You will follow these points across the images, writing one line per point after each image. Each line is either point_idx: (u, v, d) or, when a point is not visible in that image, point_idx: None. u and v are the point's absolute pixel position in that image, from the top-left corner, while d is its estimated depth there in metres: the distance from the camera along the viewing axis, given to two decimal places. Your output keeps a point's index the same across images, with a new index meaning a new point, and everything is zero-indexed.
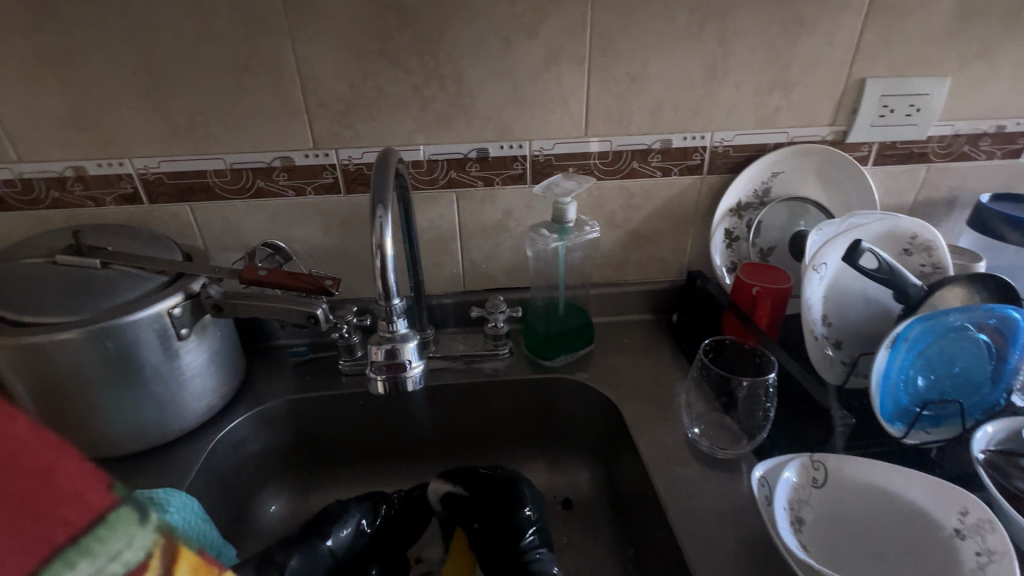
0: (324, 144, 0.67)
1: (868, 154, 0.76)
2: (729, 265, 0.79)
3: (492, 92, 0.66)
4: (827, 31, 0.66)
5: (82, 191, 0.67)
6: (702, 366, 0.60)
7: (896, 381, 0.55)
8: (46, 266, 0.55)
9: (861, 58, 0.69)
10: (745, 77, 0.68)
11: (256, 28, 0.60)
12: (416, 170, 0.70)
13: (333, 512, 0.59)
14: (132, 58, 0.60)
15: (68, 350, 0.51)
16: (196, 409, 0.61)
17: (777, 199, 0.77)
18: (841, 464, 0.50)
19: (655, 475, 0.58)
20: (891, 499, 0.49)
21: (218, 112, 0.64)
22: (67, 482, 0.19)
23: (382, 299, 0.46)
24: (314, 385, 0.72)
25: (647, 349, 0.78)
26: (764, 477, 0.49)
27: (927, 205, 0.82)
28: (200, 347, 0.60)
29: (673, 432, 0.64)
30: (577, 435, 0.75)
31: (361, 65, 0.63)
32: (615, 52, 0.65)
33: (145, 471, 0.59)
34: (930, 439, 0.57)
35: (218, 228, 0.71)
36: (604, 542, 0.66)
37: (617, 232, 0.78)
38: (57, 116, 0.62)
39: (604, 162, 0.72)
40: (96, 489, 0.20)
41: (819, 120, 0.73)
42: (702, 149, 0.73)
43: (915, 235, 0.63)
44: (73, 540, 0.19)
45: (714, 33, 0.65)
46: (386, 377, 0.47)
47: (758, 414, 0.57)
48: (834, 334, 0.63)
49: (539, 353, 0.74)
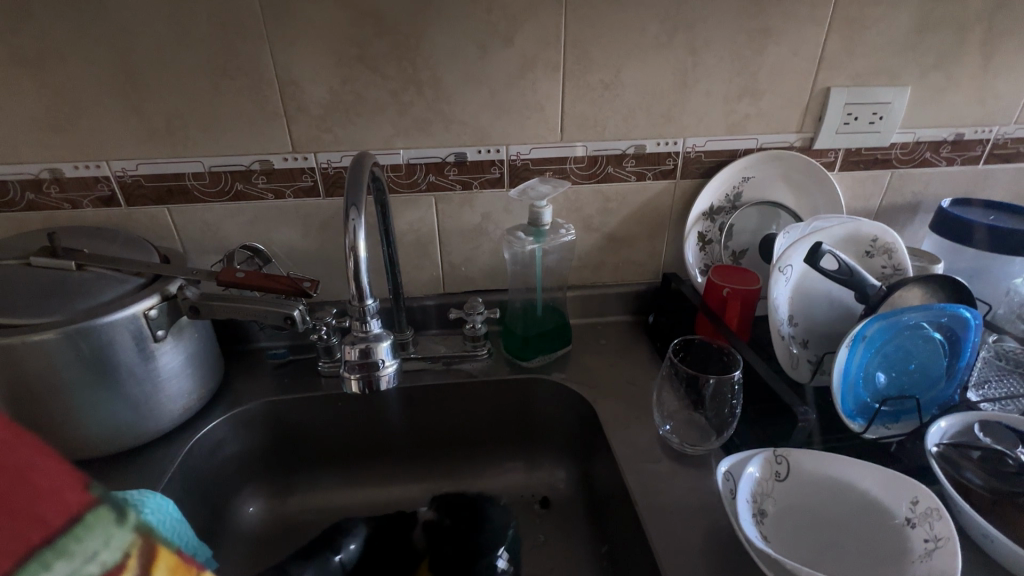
0: (303, 148, 0.68)
1: (834, 160, 0.79)
2: (703, 267, 0.81)
3: (469, 97, 0.68)
4: (792, 42, 0.69)
5: (58, 193, 0.67)
6: (672, 365, 0.61)
7: (856, 378, 0.57)
8: (19, 268, 0.55)
9: (826, 68, 0.71)
10: (714, 85, 0.71)
11: (235, 33, 0.61)
12: (395, 173, 0.71)
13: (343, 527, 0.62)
14: (109, 62, 0.61)
15: (42, 353, 0.51)
16: (172, 410, 0.62)
17: (748, 203, 0.80)
18: (803, 458, 0.52)
19: (628, 472, 0.60)
20: (848, 491, 0.51)
21: (196, 116, 0.65)
22: (43, 479, 0.19)
23: (356, 300, 0.47)
24: (293, 387, 0.72)
25: (623, 350, 0.80)
26: (729, 471, 0.51)
27: (891, 210, 0.85)
28: (176, 348, 0.60)
29: (646, 430, 0.65)
30: (554, 435, 0.76)
31: (339, 70, 0.64)
32: (589, 61, 0.67)
33: (120, 473, 0.59)
34: (889, 434, 0.59)
35: (197, 231, 0.72)
36: (580, 540, 0.68)
37: (593, 235, 0.80)
38: (33, 117, 0.62)
39: (580, 167, 0.74)
40: (74, 488, 0.19)
41: (786, 127, 0.75)
42: (675, 154, 0.75)
43: (876, 238, 0.66)
44: (48, 541, 0.18)
45: (684, 43, 0.68)
46: (359, 375, 0.48)
47: (725, 410, 0.59)
48: (800, 333, 0.65)
49: (517, 354, 0.75)
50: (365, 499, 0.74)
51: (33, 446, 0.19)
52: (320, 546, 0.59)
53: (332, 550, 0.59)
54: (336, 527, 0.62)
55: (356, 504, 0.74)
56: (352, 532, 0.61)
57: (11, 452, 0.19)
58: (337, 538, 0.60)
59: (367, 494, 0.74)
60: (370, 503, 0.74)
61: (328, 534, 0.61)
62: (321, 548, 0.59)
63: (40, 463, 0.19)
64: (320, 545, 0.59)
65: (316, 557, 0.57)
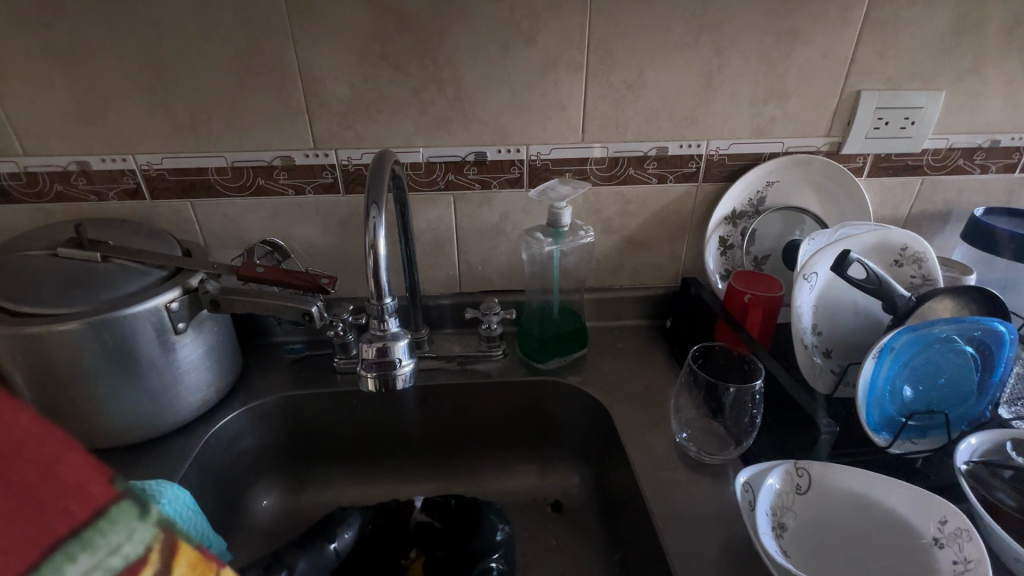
0: (325, 145, 0.68)
1: (862, 166, 0.77)
2: (723, 273, 0.79)
3: (491, 96, 0.67)
4: (822, 44, 0.67)
5: (85, 185, 0.68)
6: (691, 371, 0.60)
7: (881, 391, 0.55)
8: (47, 259, 0.56)
9: (856, 71, 0.70)
10: (740, 86, 0.69)
11: (260, 30, 0.61)
12: (415, 171, 0.71)
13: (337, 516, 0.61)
14: (137, 57, 0.61)
15: (67, 342, 0.52)
16: (191, 402, 0.62)
17: (772, 208, 0.78)
18: (824, 471, 0.51)
19: (643, 478, 0.59)
20: (872, 507, 0.49)
21: (220, 111, 0.65)
22: (70, 472, 0.19)
23: (374, 297, 0.46)
24: (309, 382, 0.73)
25: (640, 354, 0.79)
26: (748, 483, 0.50)
27: (921, 218, 0.82)
28: (196, 341, 0.61)
29: (662, 437, 0.64)
30: (568, 439, 0.75)
31: (362, 67, 0.64)
32: (612, 61, 0.66)
33: (138, 462, 0.60)
34: (915, 449, 0.57)
35: (219, 225, 0.72)
36: (592, 546, 0.67)
37: (612, 237, 0.79)
38: (63, 111, 0.63)
39: (601, 168, 0.73)
40: (99, 481, 0.19)
41: (813, 131, 0.73)
42: (698, 157, 0.74)
43: (906, 246, 0.64)
44: (74, 533, 0.18)
45: (710, 44, 0.66)
46: (376, 374, 0.48)
47: (745, 420, 0.58)
48: (823, 343, 0.64)
49: (533, 356, 0.74)
50: (377, 496, 0.74)
51: (60, 436, 0.19)
52: (322, 530, 0.59)
53: (329, 537, 0.59)
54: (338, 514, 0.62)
55: (368, 501, 0.74)
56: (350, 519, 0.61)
57: (39, 443, 0.18)
58: (337, 526, 0.60)
59: (380, 491, 0.75)
60: (383, 500, 0.74)
61: (329, 519, 0.61)
62: (320, 534, 0.59)
63: (68, 456, 0.19)
64: (320, 530, 0.59)
65: (316, 543, 0.58)
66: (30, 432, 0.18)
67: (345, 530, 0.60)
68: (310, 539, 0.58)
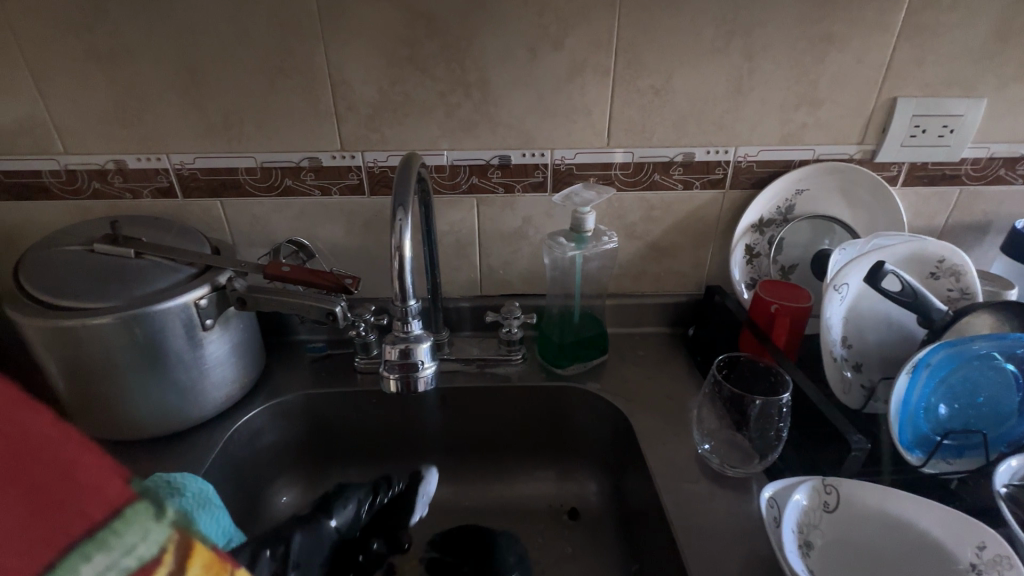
0: (351, 147, 0.69)
1: (897, 174, 0.74)
2: (749, 282, 0.78)
3: (516, 100, 0.67)
4: (857, 50, 0.66)
5: (121, 183, 0.70)
6: (715, 382, 0.59)
7: (915, 407, 0.54)
8: (83, 254, 0.58)
9: (892, 77, 0.68)
10: (771, 92, 0.68)
11: (291, 33, 0.62)
12: (439, 174, 0.71)
13: (334, 494, 0.62)
14: (174, 59, 0.63)
15: (101, 335, 0.53)
16: (216, 397, 0.64)
17: (801, 217, 0.76)
18: (854, 489, 0.49)
19: (663, 489, 0.58)
20: (904, 528, 0.48)
21: (251, 112, 0.66)
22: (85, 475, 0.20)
23: (398, 300, 0.47)
24: (330, 381, 0.73)
25: (662, 362, 0.78)
26: (773, 498, 0.49)
27: (958, 229, 0.79)
28: (222, 337, 0.62)
29: (683, 448, 0.63)
30: (587, 446, 0.75)
31: (390, 71, 0.65)
32: (640, 66, 0.66)
33: (164, 455, 0.61)
34: (950, 470, 0.55)
35: (247, 224, 0.74)
36: (609, 554, 0.66)
37: (636, 243, 0.78)
38: (102, 111, 0.65)
39: (625, 173, 0.72)
40: (116, 483, 0.20)
41: (846, 138, 0.72)
42: (725, 163, 0.72)
43: (942, 258, 0.62)
44: (91, 534, 0.19)
45: (741, 49, 0.65)
46: (398, 375, 0.48)
47: (771, 433, 0.57)
48: (854, 356, 0.62)
49: (552, 361, 0.74)
50: None
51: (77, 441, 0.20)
52: (325, 507, 0.60)
53: (332, 513, 0.60)
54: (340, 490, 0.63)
55: None
56: (353, 498, 0.62)
57: (57, 446, 0.20)
58: (341, 503, 0.61)
59: None
60: None
61: (331, 498, 0.62)
62: (325, 508, 0.60)
63: (82, 458, 0.20)
64: (324, 505, 0.60)
65: (321, 516, 0.59)
66: (48, 433, 0.20)
67: (347, 505, 0.61)
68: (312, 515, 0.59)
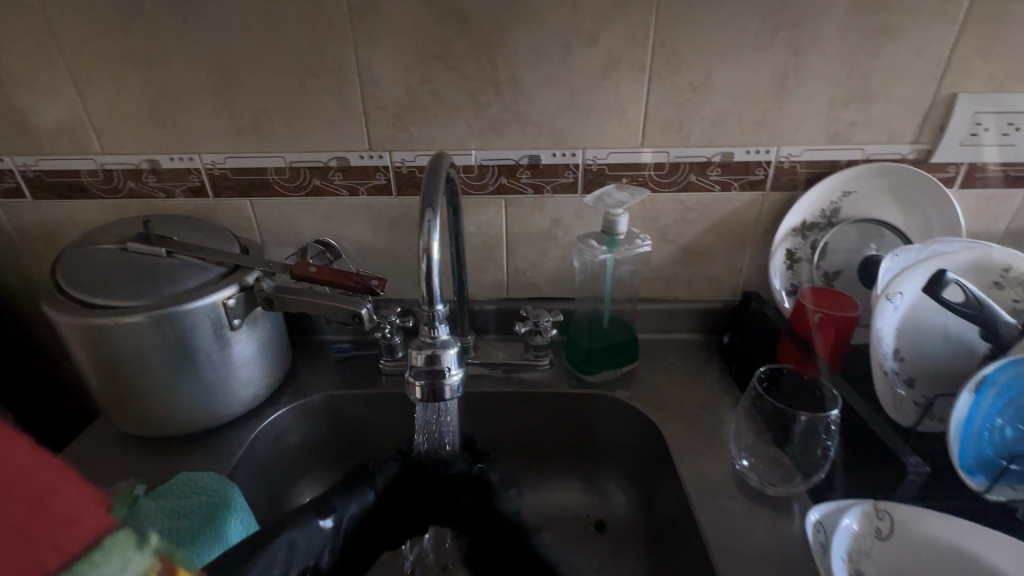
0: (379, 146, 0.68)
1: (954, 176, 0.69)
2: (789, 288, 0.74)
3: (548, 98, 0.65)
4: (915, 42, 0.61)
5: (154, 182, 0.71)
6: (756, 395, 0.56)
7: (979, 429, 0.50)
8: (118, 252, 0.58)
9: (953, 70, 0.63)
10: (818, 88, 0.64)
11: (322, 32, 0.62)
12: (467, 174, 0.70)
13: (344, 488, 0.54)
14: (206, 59, 0.63)
15: (130, 334, 0.53)
16: (243, 397, 0.63)
17: (847, 220, 0.72)
18: (909, 516, 0.46)
19: (698, 507, 0.55)
20: (969, 561, 0.44)
21: (281, 112, 0.66)
22: (65, 508, 0.20)
23: (426, 303, 0.46)
24: (354, 382, 0.73)
25: (695, 370, 0.75)
26: (821, 522, 0.46)
27: (1020, 235, 0.74)
28: (250, 337, 0.62)
29: (719, 462, 0.60)
30: (615, 454, 0.72)
31: (420, 69, 0.64)
32: (679, 61, 0.63)
33: (191, 453, 0.62)
34: (1017, 498, 0.50)
35: (275, 223, 0.74)
36: (639, 568, 0.63)
37: (669, 246, 0.75)
38: (138, 111, 0.66)
39: (660, 174, 0.69)
40: (94, 514, 0.20)
41: (899, 137, 0.67)
42: (766, 164, 0.69)
43: (1009, 267, 0.57)
44: (66, 565, 0.19)
45: (787, 43, 0.62)
46: (425, 381, 0.46)
47: (817, 451, 0.53)
48: (906, 370, 0.58)
49: (580, 368, 0.72)
50: None
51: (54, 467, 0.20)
52: (354, 482, 0.54)
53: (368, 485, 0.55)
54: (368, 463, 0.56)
55: None
56: (382, 469, 0.56)
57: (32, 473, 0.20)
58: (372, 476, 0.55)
59: None
60: None
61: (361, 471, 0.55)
62: (358, 481, 0.54)
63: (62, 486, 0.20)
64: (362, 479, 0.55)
65: (356, 491, 0.54)
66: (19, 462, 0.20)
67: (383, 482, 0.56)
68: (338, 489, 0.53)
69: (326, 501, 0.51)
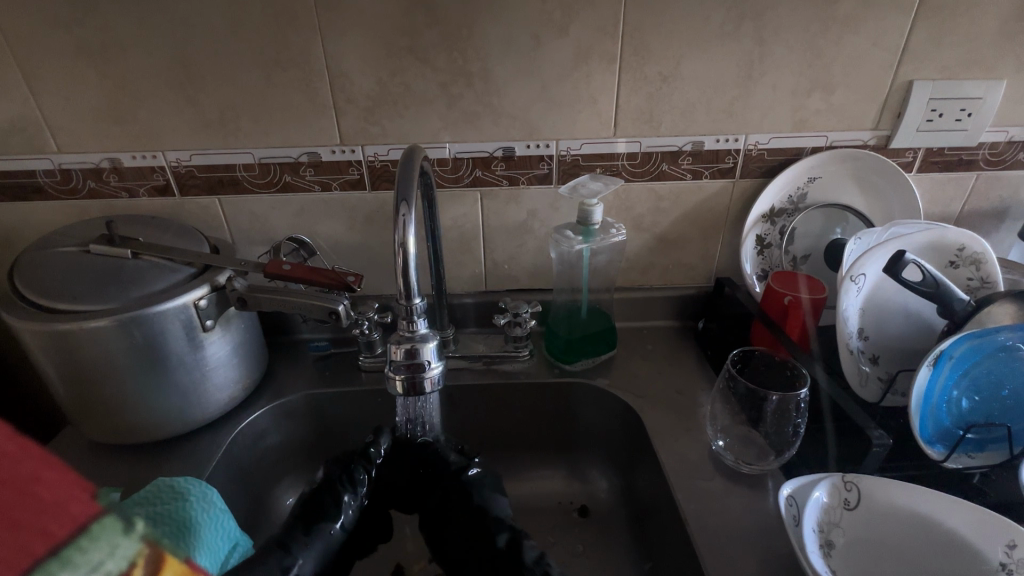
0: (351, 141, 0.67)
1: (913, 160, 0.72)
2: (760, 273, 0.76)
3: (520, 90, 0.65)
4: (873, 31, 0.63)
5: (116, 182, 0.68)
6: (730, 377, 0.58)
7: (937, 401, 0.53)
8: (80, 254, 0.56)
9: (909, 59, 0.65)
10: (783, 77, 0.66)
11: (287, 24, 0.60)
12: (442, 167, 0.69)
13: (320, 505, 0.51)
14: (166, 52, 0.61)
15: (98, 339, 0.52)
16: (218, 400, 0.62)
17: (812, 206, 0.74)
18: (874, 486, 0.49)
19: (677, 489, 0.57)
20: (927, 526, 0.46)
21: (247, 107, 0.65)
22: (48, 491, 0.16)
23: (404, 298, 0.45)
24: (334, 380, 0.72)
25: (671, 356, 0.76)
26: (793, 496, 0.48)
27: (974, 216, 0.77)
28: (223, 338, 0.60)
29: (696, 444, 0.62)
30: (596, 441, 0.73)
31: (389, 61, 0.63)
32: (648, 51, 0.64)
33: (166, 459, 0.60)
34: (973, 464, 0.54)
35: (246, 221, 0.72)
36: (621, 551, 0.64)
37: (644, 235, 0.76)
38: (95, 107, 0.64)
39: (633, 163, 0.70)
40: (79, 498, 0.17)
41: (859, 124, 0.70)
42: (736, 152, 0.70)
43: (963, 247, 0.60)
44: (53, 553, 0.16)
45: (752, 33, 0.63)
46: (405, 376, 0.46)
47: (788, 429, 0.55)
48: (869, 348, 0.61)
49: (560, 357, 0.72)
50: None
51: (38, 455, 0.17)
52: (312, 518, 0.49)
53: (332, 516, 0.50)
54: (327, 484, 0.52)
55: None
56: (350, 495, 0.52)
57: (12, 462, 0.16)
58: (332, 503, 0.51)
59: None
60: None
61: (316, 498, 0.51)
62: (317, 514, 0.50)
63: (46, 474, 0.16)
64: (295, 509, 0.50)
65: (318, 528, 0.49)
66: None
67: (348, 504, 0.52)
68: (294, 529, 0.48)
69: (287, 549, 0.46)
